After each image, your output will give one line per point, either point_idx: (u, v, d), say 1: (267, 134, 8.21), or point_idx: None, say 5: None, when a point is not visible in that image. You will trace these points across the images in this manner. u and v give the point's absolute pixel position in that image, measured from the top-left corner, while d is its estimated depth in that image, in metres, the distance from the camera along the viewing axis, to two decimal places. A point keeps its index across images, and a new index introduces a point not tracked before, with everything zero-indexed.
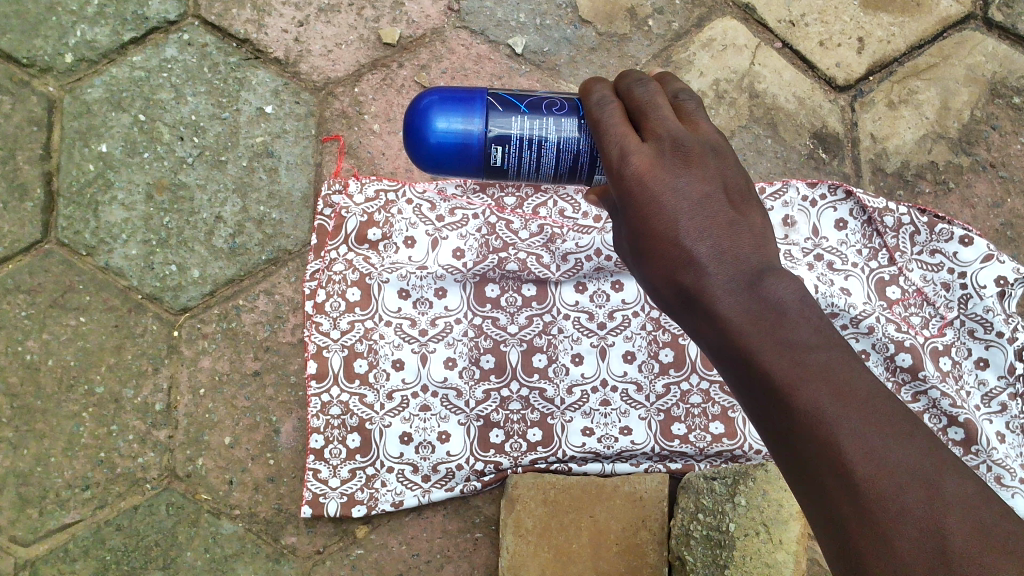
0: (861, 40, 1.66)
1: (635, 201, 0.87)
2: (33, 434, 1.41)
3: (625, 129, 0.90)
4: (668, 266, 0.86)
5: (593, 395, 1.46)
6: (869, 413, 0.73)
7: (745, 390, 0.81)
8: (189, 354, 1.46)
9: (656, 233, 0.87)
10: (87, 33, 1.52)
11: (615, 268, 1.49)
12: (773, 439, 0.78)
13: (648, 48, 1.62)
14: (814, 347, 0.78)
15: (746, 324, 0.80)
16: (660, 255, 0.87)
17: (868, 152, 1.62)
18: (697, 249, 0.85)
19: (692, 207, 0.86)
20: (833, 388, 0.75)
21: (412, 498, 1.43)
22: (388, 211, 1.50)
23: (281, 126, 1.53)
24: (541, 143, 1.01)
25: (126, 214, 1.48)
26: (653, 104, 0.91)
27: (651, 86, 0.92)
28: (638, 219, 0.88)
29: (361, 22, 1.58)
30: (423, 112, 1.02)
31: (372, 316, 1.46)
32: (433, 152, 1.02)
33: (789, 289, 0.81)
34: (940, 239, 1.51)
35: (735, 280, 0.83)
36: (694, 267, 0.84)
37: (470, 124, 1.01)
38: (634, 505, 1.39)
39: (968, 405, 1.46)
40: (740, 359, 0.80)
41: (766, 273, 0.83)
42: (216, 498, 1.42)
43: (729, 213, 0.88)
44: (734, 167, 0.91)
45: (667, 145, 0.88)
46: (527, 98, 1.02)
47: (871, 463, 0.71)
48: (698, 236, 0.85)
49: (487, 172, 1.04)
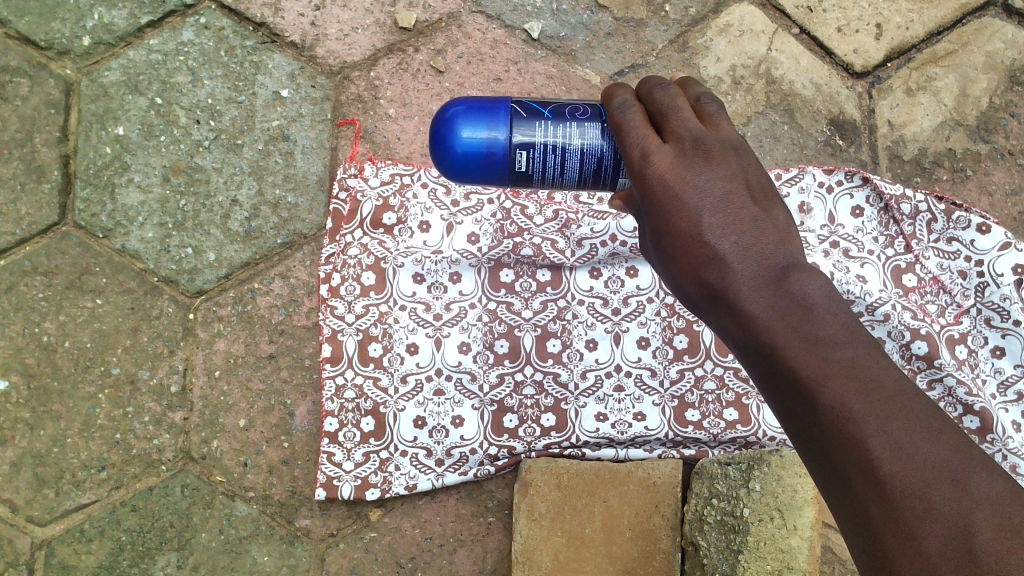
0: (880, 26, 1.65)
1: (657, 200, 0.86)
2: (50, 415, 1.42)
3: (646, 130, 0.89)
4: (691, 264, 0.85)
5: (608, 381, 1.46)
6: (896, 410, 0.73)
7: (771, 388, 0.80)
8: (205, 337, 1.46)
9: (678, 231, 0.86)
10: (105, 16, 1.52)
11: (630, 254, 1.49)
12: (799, 436, 0.78)
13: (665, 33, 1.61)
14: (840, 343, 0.77)
15: (773, 320, 0.79)
16: (683, 253, 0.86)
17: (885, 139, 1.61)
18: (720, 246, 0.84)
19: (714, 204, 0.85)
20: (860, 385, 0.74)
21: (426, 482, 1.43)
22: (403, 195, 1.50)
23: (297, 110, 1.54)
24: (564, 150, 1.00)
25: (143, 197, 1.49)
26: (674, 106, 0.90)
27: (671, 89, 0.92)
28: (661, 218, 0.87)
29: (377, 7, 1.58)
30: (449, 122, 1.01)
31: (386, 300, 1.46)
32: (458, 160, 1.01)
33: (816, 285, 0.80)
34: (957, 227, 1.50)
35: (759, 277, 0.81)
36: (718, 263, 0.83)
37: (494, 132, 1.00)
38: (648, 491, 1.38)
39: (984, 393, 1.46)
40: (765, 357, 0.79)
41: (790, 269, 0.82)
42: (231, 480, 1.43)
43: (752, 209, 0.87)
44: (756, 166, 0.91)
45: (687, 145, 0.87)
46: (550, 105, 1.03)
47: (898, 461, 0.71)
48: (720, 233, 0.84)
49: (512, 179, 1.03)
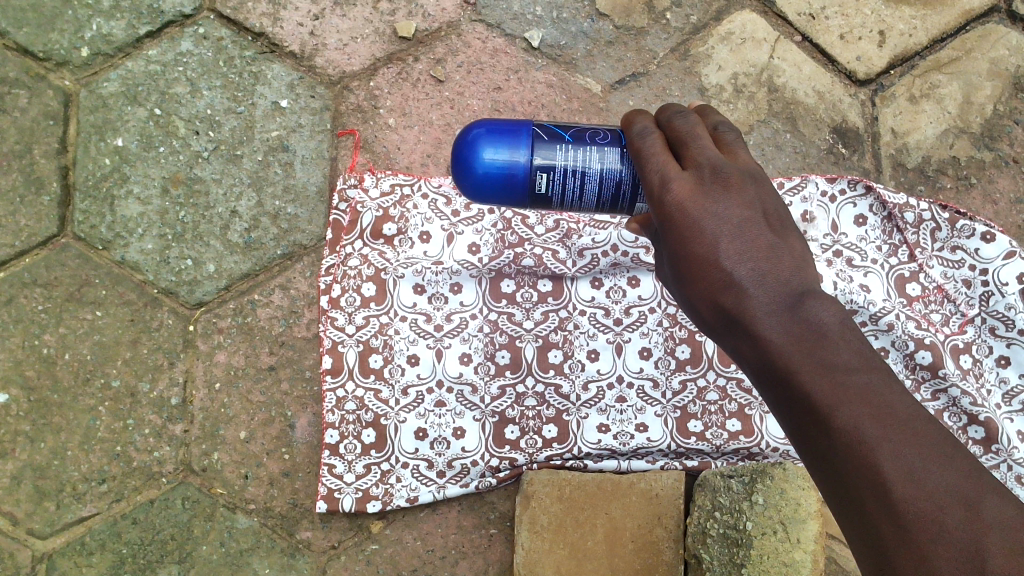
0: (882, 33, 1.64)
1: (675, 226, 0.86)
2: (50, 428, 1.42)
3: (666, 157, 0.90)
4: (707, 288, 0.85)
5: (610, 392, 1.46)
6: (910, 435, 0.73)
7: (786, 413, 0.80)
8: (205, 349, 1.46)
9: (695, 255, 0.85)
10: (103, 26, 1.51)
11: (632, 264, 1.48)
12: (813, 460, 0.78)
13: (666, 41, 1.61)
14: (855, 369, 0.77)
15: (789, 347, 0.79)
16: (699, 278, 0.85)
17: (889, 147, 1.60)
18: (737, 272, 0.83)
19: (732, 231, 0.85)
20: (873, 411, 0.74)
21: (427, 494, 1.42)
22: (403, 206, 1.49)
23: (296, 121, 1.53)
24: (585, 173, 1.02)
25: (142, 208, 1.48)
26: (694, 134, 0.91)
27: (691, 118, 0.92)
28: (678, 243, 0.86)
29: (377, 16, 1.57)
30: (471, 144, 1.02)
31: (387, 311, 1.46)
32: (479, 181, 1.02)
33: (831, 313, 0.80)
34: (961, 235, 1.50)
35: (775, 303, 0.81)
36: (735, 289, 0.83)
37: (516, 155, 1.01)
38: (651, 503, 1.37)
39: (989, 403, 1.45)
40: (780, 383, 0.79)
41: (807, 296, 0.82)
42: (232, 493, 1.43)
43: (770, 235, 0.86)
44: (775, 194, 0.91)
45: (706, 173, 0.87)
46: (571, 128, 1.04)
47: (911, 485, 0.71)
48: (737, 259, 0.84)
49: (531, 200, 1.04)
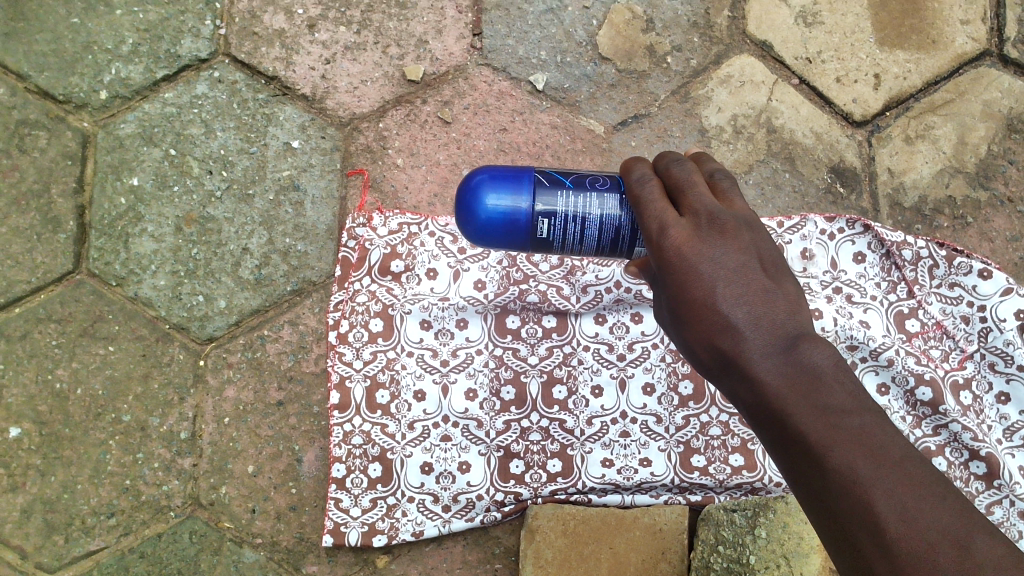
0: (878, 76, 1.68)
1: (673, 270, 0.89)
2: (61, 461, 1.43)
3: (664, 204, 0.93)
4: (704, 331, 0.87)
5: (613, 427, 1.47)
6: (902, 475, 0.75)
7: (781, 452, 0.83)
8: (214, 384, 1.48)
9: (692, 299, 0.88)
10: (122, 70, 1.56)
11: (635, 300, 1.51)
12: (808, 499, 0.80)
13: (667, 84, 1.65)
14: (848, 411, 0.80)
15: (784, 389, 0.81)
16: (696, 321, 0.88)
17: (886, 186, 1.64)
18: (733, 315, 0.86)
19: (728, 275, 0.88)
20: (867, 452, 0.77)
21: (432, 528, 1.43)
22: (411, 244, 1.52)
23: (307, 161, 1.57)
24: (585, 219, 1.05)
25: (156, 246, 1.51)
26: (690, 182, 0.94)
27: (688, 165, 0.96)
28: (676, 286, 0.89)
29: (386, 60, 1.62)
30: (474, 190, 1.07)
31: (394, 346, 1.48)
32: (483, 226, 1.06)
33: (824, 356, 0.83)
34: (958, 273, 1.52)
35: (771, 346, 0.84)
36: (732, 332, 0.85)
37: (518, 201, 1.05)
38: (655, 537, 1.39)
39: (990, 439, 1.47)
40: (776, 424, 0.82)
41: (801, 339, 0.84)
42: (239, 527, 1.44)
43: (766, 280, 0.89)
44: (770, 241, 0.94)
45: (703, 219, 0.90)
46: (571, 175, 1.08)
47: (905, 523, 0.72)
48: (734, 303, 0.86)
49: (533, 244, 1.08)
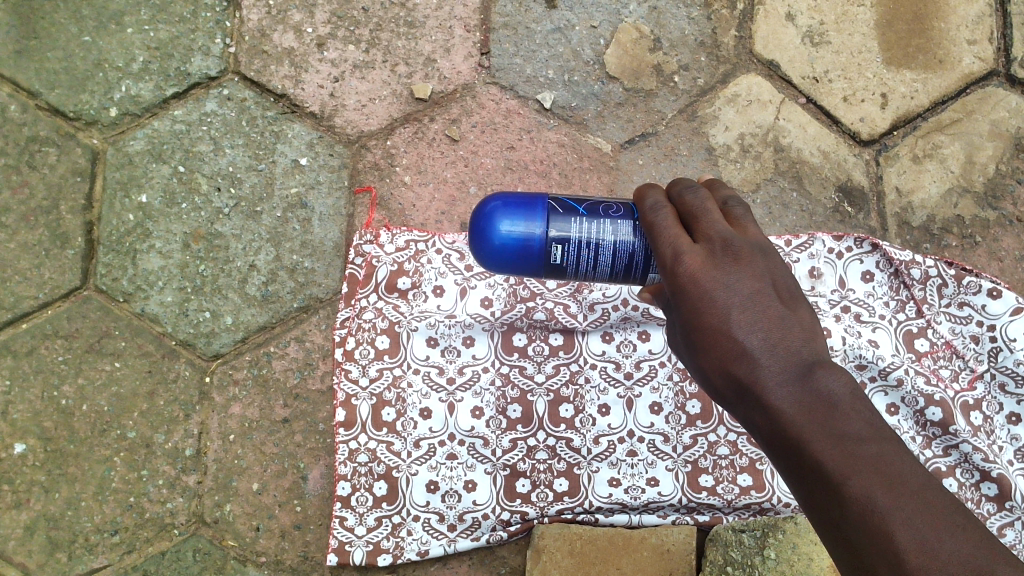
0: (885, 96, 1.69)
1: (687, 296, 0.88)
2: (66, 478, 1.43)
3: (678, 231, 0.93)
4: (719, 358, 0.87)
5: (620, 446, 1.46)
6: (920, 504, 0.75)
7: (797, 481, 0.82)
8: (220, 401, 1.48)
9: (707, 326, 0.87)
10: (132, 88, 1.57)
11: (642, 318, 1.50)
12: (826, 528, 0.79)
13: (675, 103, 1.65)
14: (865, 439, 0.79)
15: (800, 416, 0.81)
16: (711, 347, 0.87)
17: (894, 205, 1.63)
18: (749, 341, 0.85)
19: (743, 301, 0.87)
20: (885, 480, 0.76)
21: (438, 548, 1.42)
22: (418, 261, 1.52)
23: (315, 178, 1.57)
24: (598, 245, 1.05)
25: (163, 262, 1.52)
26: (704, 209, 0.94)
27: (701, 192, 0.96)
28: (691, 312, 0.89)
29: (394, 78, 1.63)
30: (487, 216, 1.07)
31: (401, 363, 1.47)
32: (497, 252, 1.06)
33: (840, 384, 0.83)
34: (967, 292, 1.51)
35: (787, 373, 0.83)
36: (747, 359, 0.84)
37: (532, 227, 1.05)
38: (662, 558, 1.37)
39: (1001, 460, 1.45)
40: (792, 452, 0.81)
41: (817, 366, 0.84)
42: (243, 545, 1.43)
43: (780, 306, 0.88)
44: (784, 267, 0.93)
45: (717, 246, 0.90)
46: (585, 202, 1.08)
47: (924, 553, 0.72)
48: (749, 329, 0.86)
49: (547, 270, 1.08)
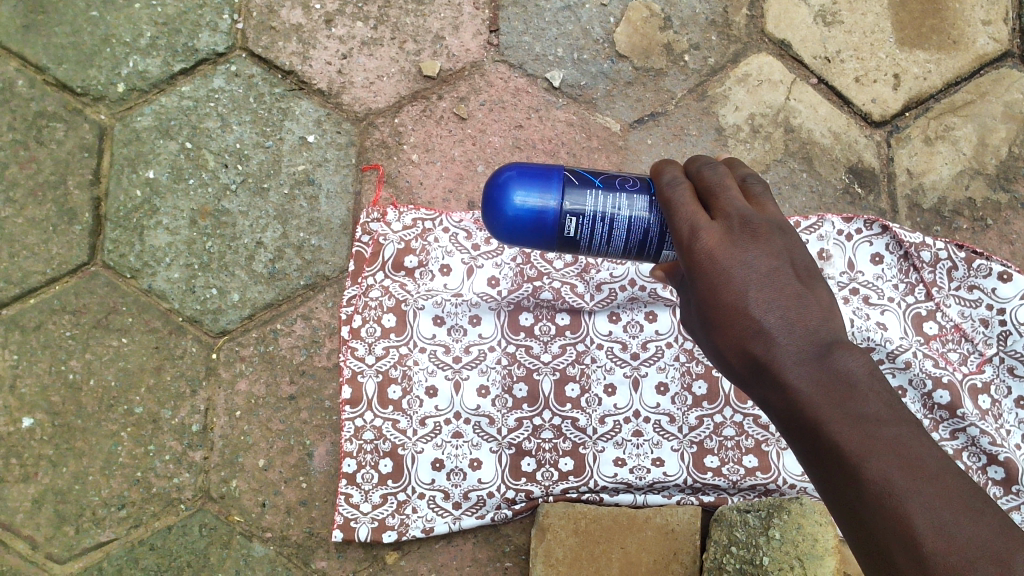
0: (897, 77, 1.67)
1: (704, 274, 0.89)
2: (73, 452, 1.44)
3: (696, 208, 0.93)
4: (735, 335, 0.87)
5: (626, 426, 1.46)
6: (938, 487, 0.74)
7: (812, 461, 0.81)
8: (227, 377, 1.48)
9: (723, 303, 0.88)
10: (139, 63, 1.56)
11: (649, 299, 1.50)
12: (841, 511, 0.79)
13: (684, 83, 1.64)
14: (884, 421, 0.79)
15: (816, 396, 0.80)
16: (727, 326, 0.87)
17: (905, 187, 1.62)
18: (766, 320, 0.85)
19: (761, 279, 0.87)
20: (903, 463, 0.76)
21: (442, 525, 1.43)
22: (424, 239, 1.52)
23: (322, 155, 1.57)
24: (613, 220, 1.04)
25: (170, 238, 1.52)
26: (723, 186, 0.94)
27: (720, 170, 0.96)
28: (707, 290, 0.89)
29: (403, 56, 1.62)
30: (502, 187, 1.06)
31: (407, 342, 1.47)
32: (512, 223, 1.05)
33: (858, 363, 0.82)
34: (978, 275, 1.50)
35: (804, 351, 0.83)
36: (764, 336, 0.85)
37: (547, 199, 1.04)
38: (667, 538, 1.38)
39: (1008, 444, 1.45)
40: (808, 432, 0.81)
41: (835, 345, 0.84)
42: (249, 521, 1.44)
43: (798, 285, 0.88)
44: (802, 248, 0.94)
45: (735, 223, 0.90)
46: (601, 176, 1.07)
47: (940, 537, 0.71)
48: (766, 306, 0.86)
49: (560, 243, 1.07)
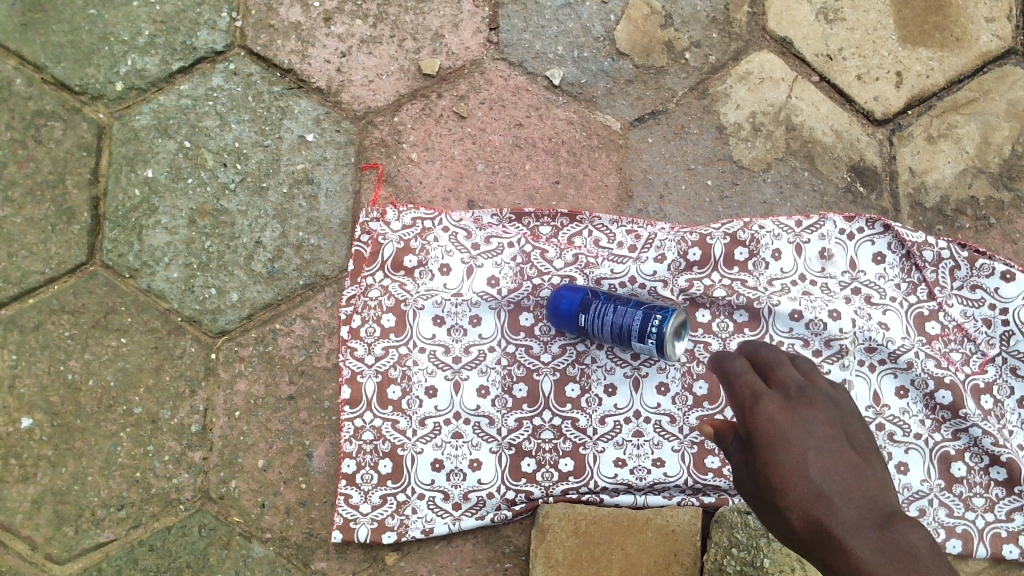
0: (900, 74, 1.66)
1: (767, 435, 0.99)
2: (72, 453, 1.43)
3: (758, 379, 1.06)
4: (795, 496, 0.95)
5: (626, 426, 1.45)
6: None
7: None
8: (226, 377, 1.48)
9: (784, 464, 0.97)
10: (137, 62, 1.56)
11: (649, 297, 1.46)
12: None
13: (685, 81, 1.63)
14: None
15: (879, 564, 0.87)
16: (788, 486, 0.96)
17: (907, 186, 1.61)
18: (825, 485, 0.95)
19: (819, 447, 0.98)
20: None
21: (442, 526, 1.43)
22: (424, 239, 1.50)
23: (321, 154, 1.56)
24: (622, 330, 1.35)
25: (169, 238, 1.51)
26: (780, 363, 1.08)
27: (779, 353, 1.11)
28: (768, 450, 0.99)
29: (402, 54, 1.61)
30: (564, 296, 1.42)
31: (406, 342, 1.46)
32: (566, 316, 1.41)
33: (916, 538, 0.90)
34: (980, 274, 1.49)
35: (864, 518, 0.91)
36: (825, 501, 0.93)
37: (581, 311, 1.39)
38: (668, 539, 1.37)
39: (1011, 444, 1.45)
40: None
41: (895, 518, 0.92)
42: (248, 521, 1.44)
43: (855, 461, 0.99)
44: (855, 426, 1.05)
45: (794, 395, 1.03)
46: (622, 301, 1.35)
47: None
48: (825, 472, 0.96)
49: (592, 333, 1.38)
